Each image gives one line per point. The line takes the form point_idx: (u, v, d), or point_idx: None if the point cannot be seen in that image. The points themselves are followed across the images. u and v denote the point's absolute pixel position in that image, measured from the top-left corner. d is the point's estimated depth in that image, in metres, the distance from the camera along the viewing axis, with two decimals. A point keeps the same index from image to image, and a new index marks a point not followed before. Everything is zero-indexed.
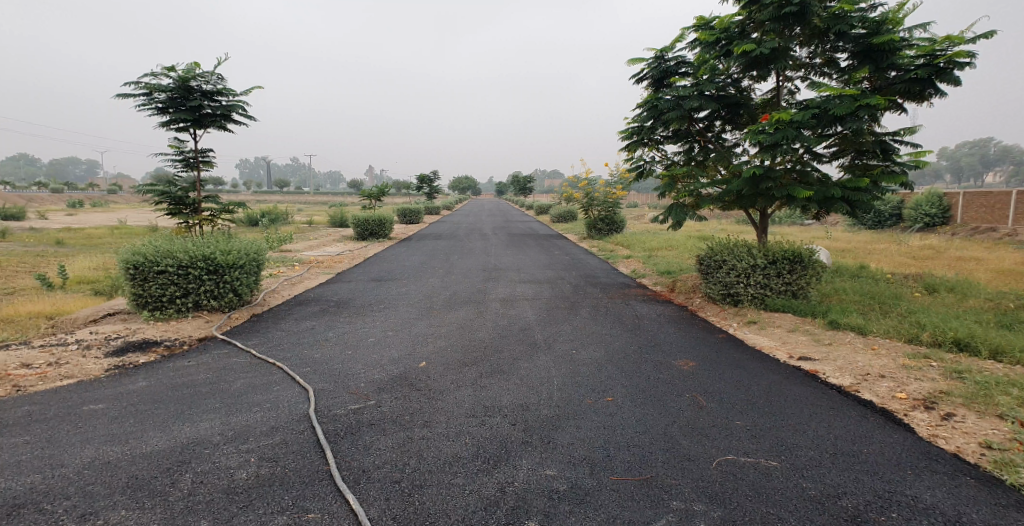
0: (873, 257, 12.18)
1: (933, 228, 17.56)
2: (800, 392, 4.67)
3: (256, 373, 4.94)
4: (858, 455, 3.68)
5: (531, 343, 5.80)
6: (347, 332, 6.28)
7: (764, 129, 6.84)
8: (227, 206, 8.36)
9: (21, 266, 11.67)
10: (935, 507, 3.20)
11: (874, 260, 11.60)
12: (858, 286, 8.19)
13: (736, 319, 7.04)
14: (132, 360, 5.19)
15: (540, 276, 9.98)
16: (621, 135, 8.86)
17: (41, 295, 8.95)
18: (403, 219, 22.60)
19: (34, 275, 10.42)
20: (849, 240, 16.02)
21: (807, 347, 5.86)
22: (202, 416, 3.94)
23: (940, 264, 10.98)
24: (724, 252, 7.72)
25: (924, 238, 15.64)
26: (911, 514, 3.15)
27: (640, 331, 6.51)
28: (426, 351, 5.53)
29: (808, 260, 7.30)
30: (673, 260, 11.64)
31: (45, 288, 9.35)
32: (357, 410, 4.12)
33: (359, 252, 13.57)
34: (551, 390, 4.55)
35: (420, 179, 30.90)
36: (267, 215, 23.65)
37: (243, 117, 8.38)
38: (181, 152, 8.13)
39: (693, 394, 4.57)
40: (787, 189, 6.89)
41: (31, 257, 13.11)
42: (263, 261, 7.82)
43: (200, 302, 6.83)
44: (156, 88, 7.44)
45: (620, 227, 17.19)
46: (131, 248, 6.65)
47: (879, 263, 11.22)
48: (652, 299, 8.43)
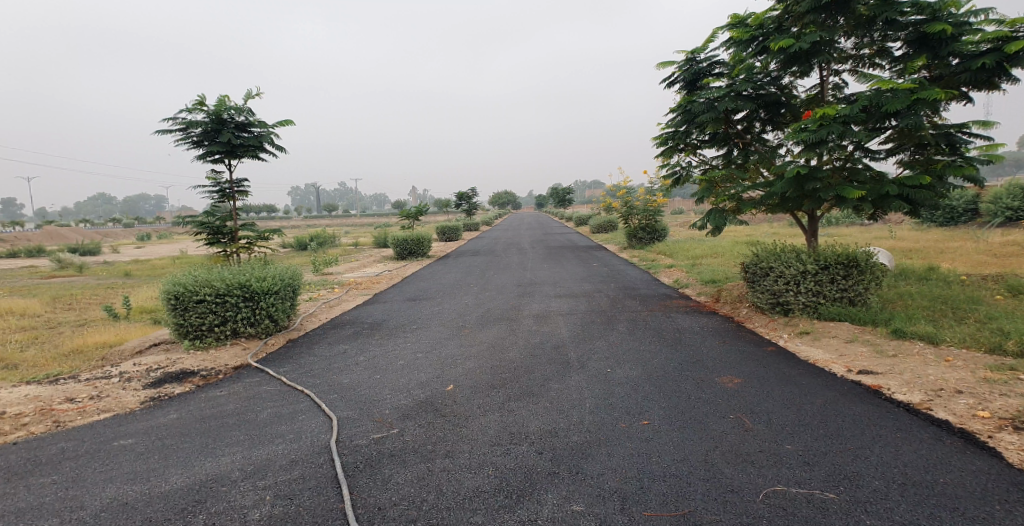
0: (945, 256, 11.25)
1: (1017, 222, 16.15)
2: (860, 411, 4.25)
3: (283, 401, 4.89)
4: (933, 486, 3.26)
5: (563, 362, 5.55)
6: (378, 355, 6.19)
7: (807, 127, 6.44)
8: (263, 233, 8.50)
9: (87, 299, 12.30)
10: None
11: (946, 260, 10.77)
12: (928, 289, 7.55)
13: (786, 331, 6.59)
14: (168, 392, 5.23)
15: (577, 290, 9.70)
16: (654, 141, 8.58)
17: (107, 325, 9.36)
18: (443, 237, 22.68)
19: (101, 308, 10.94)
20: (914, 239, 15.02)
21: (867, 360, 5.38)
22: (224, 450, 3.88)
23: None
24: (770, 259, 7.28)
25: (1007, 234, 14.37)
26: None
27: (680, 346, 6.16)
28: (454, 373, 5.36)
29: (865, 263, 6.73)
30: (718, 267, 11.16)
31: (111, 319, 9.76)
32: (377, 440, 3.98)
33: (397, 272, 13.63)
34: (581, 413, 4.29)
35: (458, 196, 31.00)
36: (315, 239, 24.22)
37: (275, 146, 8.53)
38: (217, 184, 8.31)
39: (737, 415, 4.22)
40: (836, 190, 6.45)
41: (97, 289, 13.81)
42: (299, 286, 7.88)
43: (238, 330, 6.90)
44: (190, 122, 7.68)
45: (662, 235, 16.70)
46: (172, 279, 6.79)
47: (952, 263, 10.34)
48: (695, 311, 8.03)
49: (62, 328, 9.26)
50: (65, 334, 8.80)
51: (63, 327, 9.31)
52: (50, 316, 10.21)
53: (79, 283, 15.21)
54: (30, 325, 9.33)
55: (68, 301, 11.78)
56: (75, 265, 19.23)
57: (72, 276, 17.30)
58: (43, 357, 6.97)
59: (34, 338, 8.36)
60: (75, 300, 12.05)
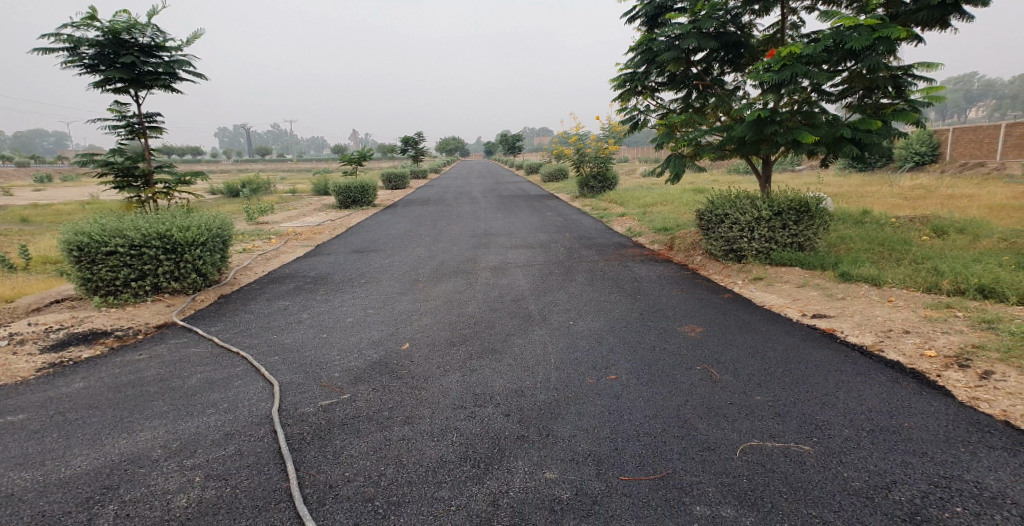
0: (866, 199, 11.71)
1: (924, 166, 17.12)
2: (822, 357, 4.20)
3: (215, 365, 4.42)
4: (902, 432, 3.22)
5: (524, 316, 5.29)
6: (323, 312, 5.73)
7: (770, 67, 6.19)
8: (183, 176, 7.69)
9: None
10: (1005, 496, 2.74)
11: (871, 202, 11.17)
12: (863, 232, 7.70)
13: (741, 277, 6.55)
14: (73, 356, 4.64)
15: (532, 240, 9.41)
16: (612, 83, 8.18)
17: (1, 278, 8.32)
18: (389, 185, 21.82)
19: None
20: (842, 183, 15.61)
21: (822, 304, 5.38)
22: (143, 424, 3.42)
23: (936, 202, 10.55)
24: (725, 205, 7.18)
25: (916, 177, 15.23)
26: (979, 506, 2.70)
27: (640, 295, 6.01)
28: (408, 331, 5.01)
29: (816, 209, 6.73)
30: (669, 215, 11.13)
31: (6, 270, 8.68)
32: (326, 407, 3.61)
33: (341, 221, 12.93)
34: (547, 370, 4.06)
35: (405, 142, 29.83)
36: (248, 186, 22.69)
37: (190, 74, 7.61)
38: (123, 117, 7.36)
39: (703, 366, 4.10)
40: (793, 134, 6.27)
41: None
42: (230, 236, 7.20)
43: (160, 285, 6.24)
44: (82, 42, 6.67)
45: (613, 183, 16.57)
46: (76, 228, 6.00)
47: (873, 205, 10.77)
48: (650, 259, 7.91)
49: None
50: None
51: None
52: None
53: None
54: None
55: None
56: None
57: None
58: None
59: None
60: None
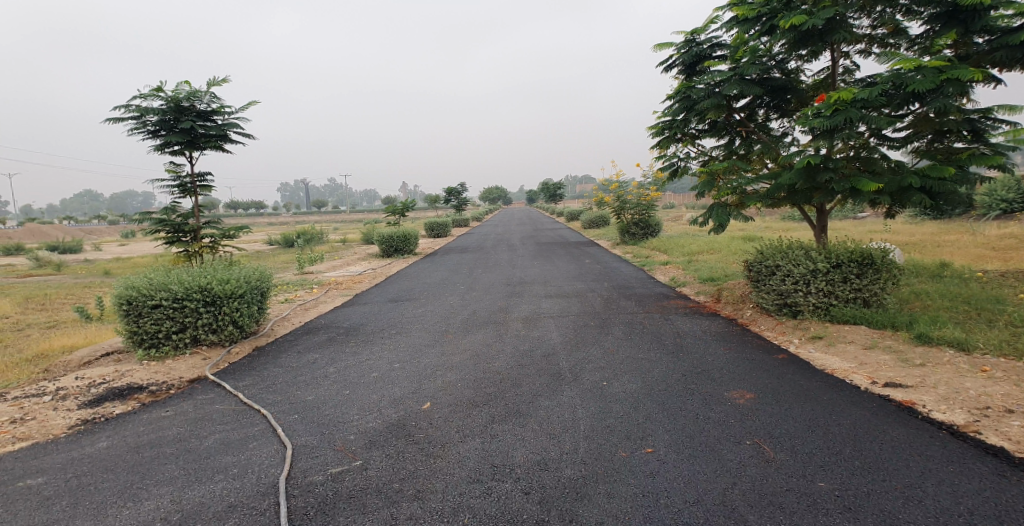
0: (943, 250, 10.82)
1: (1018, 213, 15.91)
2: (901, 436, 3.69)
3: (237, 423, 4.28)
4: None
5: (554, 373, 4.97)
6: (349, 366, 5.57)
7: (821, 112, 5.84)
8: (229, 231, 7.86)
9: (58, 298, 11.59)
10: None
11: (946, 254, 10.37)
12: (943, 288, 7.04)
13: (797, 335, 6.05)
14: (105, 412, 4.62)
15: (570, 289, 9.13)
16: (650, 131, 7.99)
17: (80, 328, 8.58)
18: (432, 233, 22.07)
19: (72, 308, 10.23)
20: (909, 232, 14.70)
21: (893, 370, 4.83)
22: (149, 492, 3.29)
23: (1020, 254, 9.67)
24: (776, 255, 6.73)
25: (994, 225, 14.17)
26: None
27: (683, 353, 5.59)
28: (431, 388, 4.77)
29: (881, 261, 6.17)
30: (716, 264, 10.65)
31: (84, 320, 9.05)
32: (335, 476, 3.38)
33: (382, 270, 13.02)
34: (575, 439, 3.71)
35: (450, 192, 30.41)
36: (302, 235, 23.44)
37: (241, 135, 7.90)
38: (177, 177, 7.65)
39: (754, 440, 3.66)
40: (850, 181, 5.84)
41: (71, 288, 13.12)
42: (269, 288, 7.23)
43: (199, 338, 6.26)
44: (146, 110, 7.00)
45: (656, 230, 16.19)
46: (123, 282, 6.13)
47: (953, 257, 9.92)
48: (695, 312, 7.47)
49: (24, 330, 8.59)
50: (37, 337, 8.06)
51: (17, 329, 8.60)
52: (16, 316, 9.53)
53: (54, 281, 14.47)
54: None
55: (37, 301, 11.06)
56: (52, 261, 18.34)
57: (49, 274, 16.54)
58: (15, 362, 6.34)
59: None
60: (44, 299, 11.30)
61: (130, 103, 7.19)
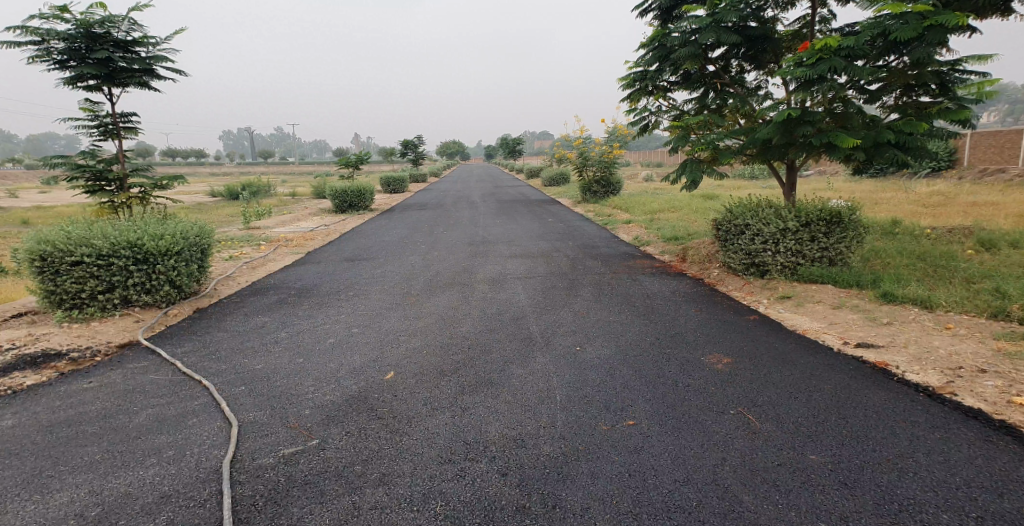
0: (882, 207, 11.05)
1: (942, 172, 16.47)
2: (887, 401, 3.59)
3: (173, 396, 3.83)
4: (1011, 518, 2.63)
5: (525, 339, 4.68)
6: (302, 331, 5.12)
7: (802, 62, 5.57)
8: (161, 180, 7.12)
9: None
10: None
11: (886, 210, 10.61)
12: (898, 245, 7.07)
13: (765, 295, 5.94)
14: (14, 385, 4.06)
15: (534, 249, 8.82)
16: (621, 82, 7.60)
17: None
18: (387, 188, 21.24)
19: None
20: (856, 189, 14.99)
21: (862, 330, 4.76)
22: (63, 481, 2.89)
23: (956, 210, 9.96)
24: (746, 214, 6.57)
25: (934, 183, 14.60)
26: None
27: (655, 316, 5.40)
28: (392, 355, 4.41)
29: (849, 220, 6.09)
30: (679, 223, 10.53)
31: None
32: (288, 458, 3.01)
33: (336, 226, 12.35)
34: (551, 411, 3.45)
35: (404, 145, 29.26)
36: (249, 187, 22.10)
37: (170, 71, 7.08)
38: (96, 116, 6.80)
39: (737, 410, 3.50)
40: (828, 136, 5.62)
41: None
42: (210, 244, 6.60)
43: (130, 298, 5.64)
44: (50, 35, 6.10)
45: (616, 189, 16.00)
46: (38, 235, 5.40)
47: (893, 213, 10.11)
48: (663, 272, 7.29)
49: None
50: None
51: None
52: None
53: None
54: None
55: None
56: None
57: None
58: None
59: None
60: None
61: (28, 23, 6.25)
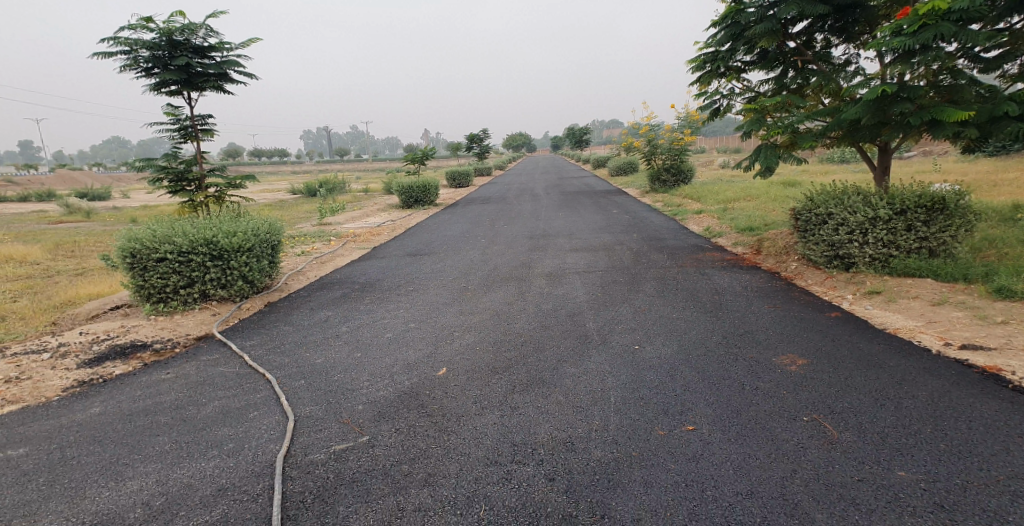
0: (996, 191, 9.91)
1: None
2: (997, 412, 3.18)
3: (239, 389, 3.97)
4: None
5: (579, 336, 4.53)
6: (362, 326, 5.21)
7: (902, 29, 5.01)
8: (234, 179, 7.47)
9: (88, 245, 11.48)
10: None
11: (999, 194, 9.51)
12: (1017, 233, 6.30)
13: (850, 290, 5.46)
14: (105, 373, 4.35)
15: (595, 242, 8.60)
16: (690, 65, 7.22)
17: (102, 276, 8.40)
18: (453, 183, 21.50)
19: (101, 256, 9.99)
20: (961, 172, 13.59)
21: (969, 330, 4.26)
22: (135, 470, 3.05)
23: None
24: (829, 202, 6.07)
25: None
26: None
27: (722, 312, 5.09)
28: (448, 352, 4.38)
29: (955, 205, 5.47)
30: (754, 212, 9.96)
31: (103, 269, 8.86)
32: (338, 454, 3.04)
33: (402, 221, 12.60)
34: (603, 413, 3.30)
35: (471, 139, 29.44)
36: (325, 185, 22.98)
37: (242, 74, 7.42)
38: (177, 120, 7.22)
39: (811, 417, 3.20)
40: (931, 112, 5.05)
41: (100, 236, 13.01)
42: (280, 240, 6.85)
43: (208, 293, 5.94)
44: (137, 44, 6.50)
45: (687, 176, 15.40)
46: (127, 234, 5.79)
47: (1013, 197, 9.02)
48: (734, 265, 6.88)
49: (50, 276, 8.39)
50: (62, 283, 7.91)
51: (43, 275, 8.44)
52: (46, 262, 9.36)
53: (81, 229, 14.40)
54: (26, 273, 8.47)
55: (71, 248, 10.91)
56: (83, 209, 18.36)
57: (80, 220, 16.68)
58: (43, 309, 6.18)
59: (27, 287, 7.50)
60: (77, 247, 11.15)
61: (118, 34, 6.67)
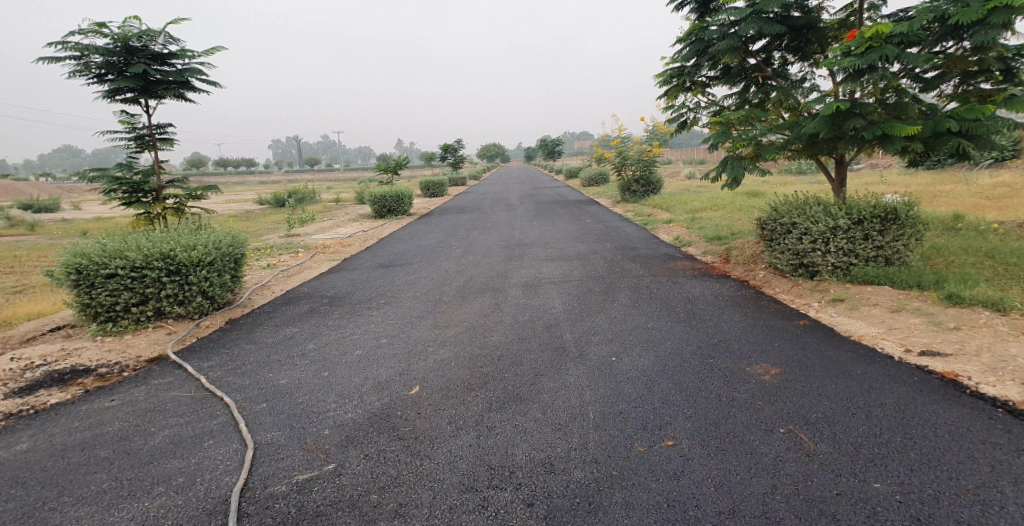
0: (938, 200, 10.30)
1: (1003, 162, 15.37)
2: (958, 419, 3.20)
3: (194, 415, 3.74)
4: None
5: (557, 349, 4.43)
6: (330, 343, 5.01)
7: (851, 50, 5.13)
8: (194, 190, 7.18)
9: (35, 260, 10.88)
10: None
11: (940, 204, 9.90)
12: (961, 242, 6.48)
13: (815, 298, 5.50)
14: (36, 403, 4.07)
15: (570, 251, 8.54)
16: (657, 79, 7.27)
17: (49, 293, 7.95)
18: (428, 193, 21.31)
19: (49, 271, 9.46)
20: (905, 183, 14.19)
21: (926, 336, 4.31)
22: (65, 515, 2.82)
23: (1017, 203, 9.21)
24: (793, 211, 6.12)
25: (995, 175, 13.67)
26: None
27: (696, 321, 5.06)
28: (421, 369, 4.23)
29: (904, 215, 5.57)
30: (722, 221, 10.07)
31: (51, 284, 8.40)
32: (302, 485, 2.88)
33: (373, 232, 12.35)
34: (584, 430, 3.21)
35: (444, 149, 29.30)
36: (293, 195, 22.49)
37: (204, 82, 7.17)
38: (133, 129, 6.92)
39: (788, 428, 3.16)
40: (882, 127, 5.14)
41: (49, 250, 12.37)
42: (244, 253, 6.60)
43: (163, 310, 5.65)
44: (89, 49, 6.21)
45: (657, 186, 15.50)
46: (74, 249, 5.48)
47: (953, 207, 9.38)
48: (705, 274, 6.89)
49: None
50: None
51: None
52: None
53: (29, 243, 13.68)
54: None
55: (15, 264, 10.32)
56: (32, 221, 17.48)
57: (24, 233, 15.77)
58: None
59: None
60: (21, 263, 10.54)
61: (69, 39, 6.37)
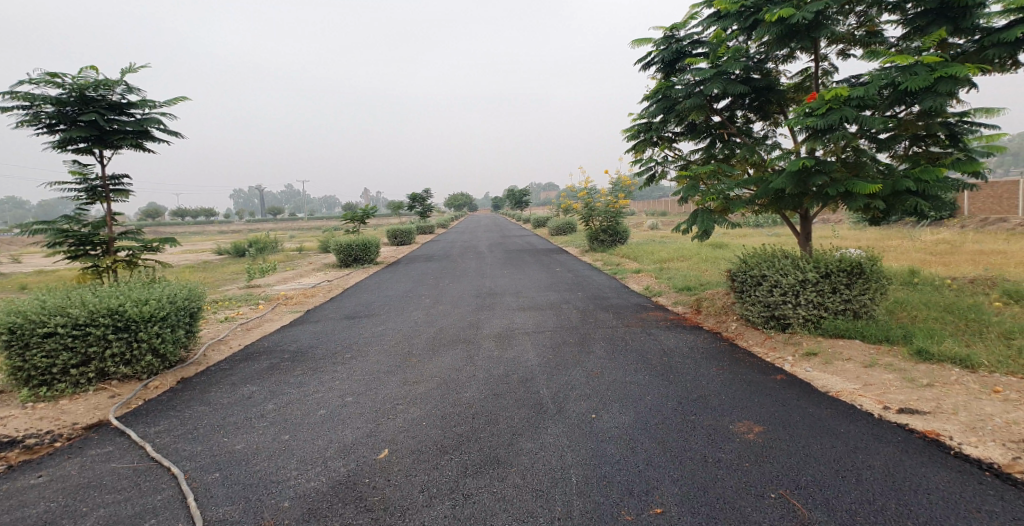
0: (892, 255, 10.75)
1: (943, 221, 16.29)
2: (946, 484, 3.15)
3: (136, 490, 3.40)
4: None
5: (534, 405, 4.25)
6: (292, 402, 4.70)
7: (812, 111, 5.36)
8: (148, 243, 6.85)
9: None
10: None
11: (896, 259, 10.30)
12: (921, 296, 6.68)
13: (789, 351, 5.50)
14: None
15: (542, 301, 8.44)
16: (626, 134, 7.42)
17: None
18: (395, 241, 21.09)
19: None
20: (858, 237, 14.80)
21: (902, 392, 4.31)
22: None
23: (965, 258, 9.68)
24: (763, 263, 6.20)
25: (937, 231, 14.42)
26: None
27: (674, 375, 4.97)
28: (390, 429, 3.98)
29: (871, 270, 5.70)
30: (689, 272, 10.19)
31: None
32: None
33: (338, 281, 12.03)
34: (568, 497, 3.03)
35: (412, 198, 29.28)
36: (255, 243, 21.92)
37: (164, 132, 6.97)
38: (85, 180, 6.62)
39: (778, 493, 3.05)
40: (844, 185, 5.32)
41: None
42: (201, 307, 6.26)
43: (106, 371, 5.24)
44: (40, 99, 5.99)
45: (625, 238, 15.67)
46: (9, 306, 5.08)
47: (906, 262, 9.77)
48: (677, 325, 6.88)
49: None
50: None
51: None
52: None
53: None
54: None
55: None
56: None
57: None
58: None
59: None
60: None
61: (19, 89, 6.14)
